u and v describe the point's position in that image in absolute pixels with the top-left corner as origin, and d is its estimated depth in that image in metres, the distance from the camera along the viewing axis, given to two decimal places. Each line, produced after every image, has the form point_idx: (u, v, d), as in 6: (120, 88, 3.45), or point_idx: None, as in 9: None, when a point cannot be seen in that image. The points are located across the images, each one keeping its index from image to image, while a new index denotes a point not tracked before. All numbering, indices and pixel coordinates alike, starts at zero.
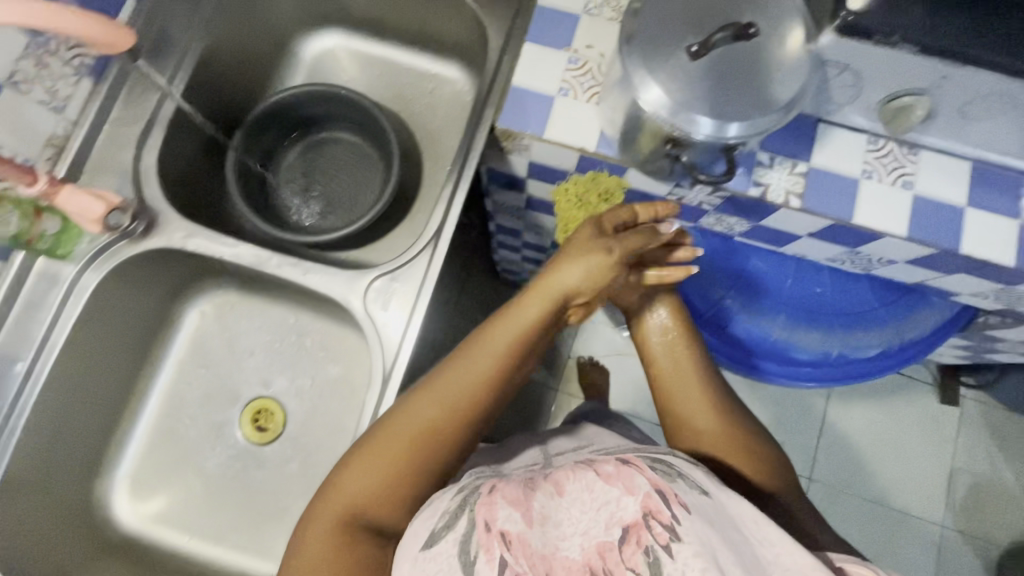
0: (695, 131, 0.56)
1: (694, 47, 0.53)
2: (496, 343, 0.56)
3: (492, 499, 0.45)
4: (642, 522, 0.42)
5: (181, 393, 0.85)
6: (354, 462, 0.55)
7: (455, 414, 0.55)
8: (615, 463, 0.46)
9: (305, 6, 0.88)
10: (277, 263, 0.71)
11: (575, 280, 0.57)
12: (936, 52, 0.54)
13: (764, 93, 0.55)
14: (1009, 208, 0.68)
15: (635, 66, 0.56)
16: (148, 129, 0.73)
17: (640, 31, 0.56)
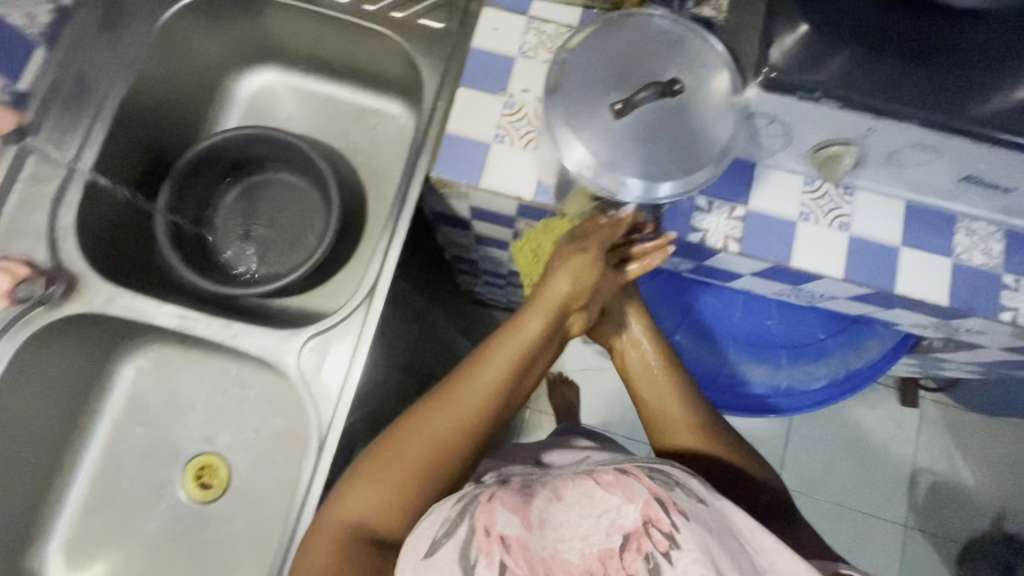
0: (617, 188, 0.54)
1: (617, 105, 0.53)
2: (502, 356, 0.56)
3: (491, 505, 0.42)
4: (643, 530, 0.40)
5: (118, 453, 0.82)
6: (358, 483, 0.52)
7: (466, 430, 0.53)
8: (614, 471, 0.44)
9: (235, 44, 0.84)
10: (205, 326, 0.69)
11: (564, 291, 0.60)
12: (861, 107, 0.53)
13: (687, 154, 0.55)
14: (942, 247, 0.69)
15: (559, 123, 0.55)
16: (63, 186, 0.69)
17: (563, 88, 0.56)
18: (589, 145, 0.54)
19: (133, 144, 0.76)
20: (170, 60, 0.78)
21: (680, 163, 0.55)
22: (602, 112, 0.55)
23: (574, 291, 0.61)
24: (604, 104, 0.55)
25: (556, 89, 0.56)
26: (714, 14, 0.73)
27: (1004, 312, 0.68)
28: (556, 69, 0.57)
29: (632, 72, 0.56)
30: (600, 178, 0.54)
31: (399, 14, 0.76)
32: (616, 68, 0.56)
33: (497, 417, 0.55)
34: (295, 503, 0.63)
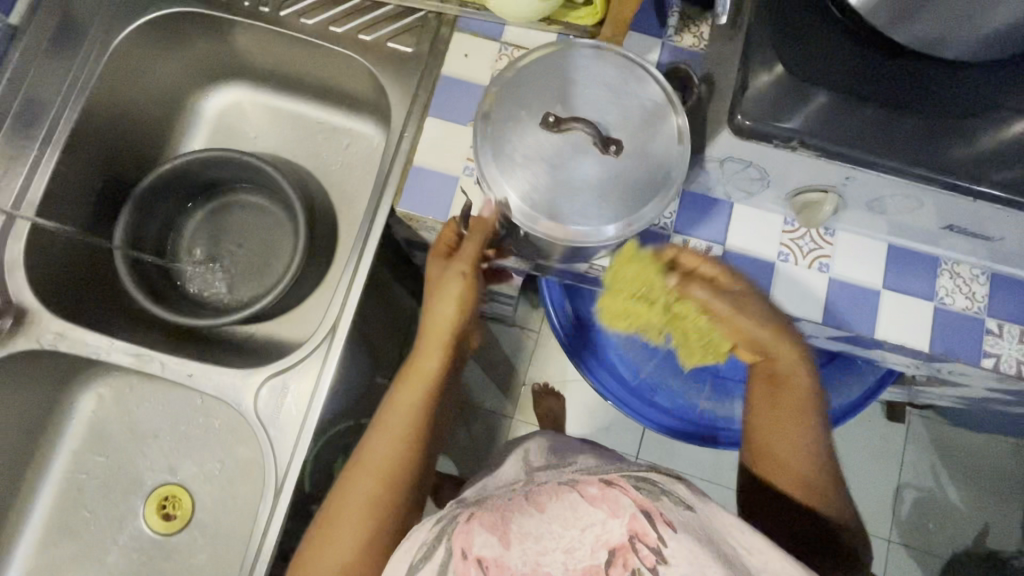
0: (546, 228, 0.52)
1: (549, 117, 0.51)
2: (406, 403, 0.56)
3: (470, 525, 0.42)
4: (629, 545, 0.37)
5: (78, 484, 0.80)
6: (311, 557, 0.52)
7: (392, 481, 0.53)
8: (599, 484, 0.41)
9: (198, 62, 0.81)
10: (161, 362, 0.66)
11: (449, 319, 0.57)
12: (837, 156, 0.51)
13: (621, 194, 0.52)
14: (925, 289, 0.67)
15: (485, 130, 0.53)
16: (12, 216, 0.67)
17: (495, 108, 0.53)
18: (517, 178, 0.52)
19: (88, 169, 0.74)
20: (129, 81, 0.75)
21: (613, 203, 0.52)
22: (536, 143, 0.52)
23: (457, 317, 0.58)
24: (535, 134, 0.52)
25: (486, 115, 0.53)
26: (693, 43, 0.70)
27: (987, 359, 0.66)
28: (508, 93, 0.55)
29: (565, 102, 0.53)
30: (528, 215, 0.52)
31: (368, 36, 0.73)
32: (556, 99, 0.53)
33: (418, 454, 0.55)
34: (250, 551, 0.62)
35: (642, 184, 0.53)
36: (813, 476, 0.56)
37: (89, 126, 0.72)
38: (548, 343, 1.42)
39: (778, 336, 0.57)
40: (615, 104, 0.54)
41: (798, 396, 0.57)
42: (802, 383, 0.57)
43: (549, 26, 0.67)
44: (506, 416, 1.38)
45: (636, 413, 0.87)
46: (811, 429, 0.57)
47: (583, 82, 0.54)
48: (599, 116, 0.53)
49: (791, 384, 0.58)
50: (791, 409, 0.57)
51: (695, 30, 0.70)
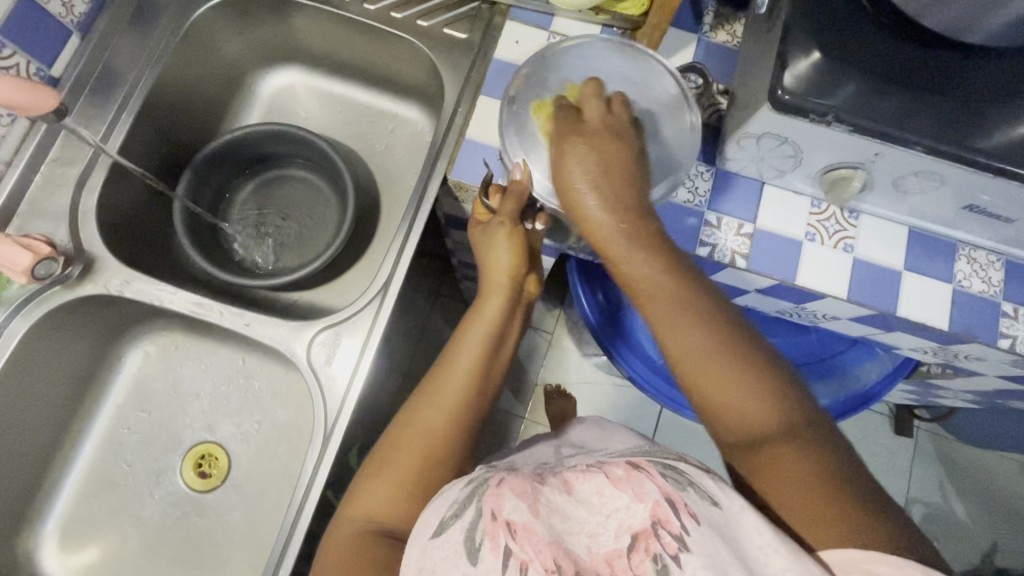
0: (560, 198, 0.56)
1: (572, 99, 0.57)
2: (470, 343, 0.59)
3: (500, 490, 0.42)
4: (651, 531, 0.38)
5: (119, 438, 0.82)
6: (365, 483, 0.55)
7: (454, 414, 0.56)
8: (626, 465, 0.42)
9: (261, 43, 0.87)
10: (220, 311, 0.70)
11: (506, 263, 0.60)
12: (869, 133, 0.56)
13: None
14: (944, 272, 0.70)
15: (513, 120, 0.59)
16: (88, 170, 0.71)
17: (520, 95, 0.60)
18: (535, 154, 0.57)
19: (156, 135, 0.79)
20: (197, 55, 0.80)
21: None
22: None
23: (515, 263, 0.61)
24: None
25: (513, 97, 0.60)
26: (727, 40, 0.76)
27: (1003, 339, 0.69)
28: (533, 71, 0.61)
29: (584, 90, 0.59)
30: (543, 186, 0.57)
31: (426, 22, 0.79)
32: (576, 86, 0.60)
33: (480, 392, 0.58)
34: (297, 494, 0.64)
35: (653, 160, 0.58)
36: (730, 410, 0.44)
37: (161, 96, 0.77)
38: (563, 341, 1.45)
39: (614, 222, 0.47)
40: (628, 90, 0.60)
41: (675, 295, 0.45)
42: (651, 285, 0.46)
43: (597, 15, 0.72)
44: (518, 413, 1.41)
45: (660, 390, 0.91)
46: (698, 327, 0.44)
47: (605, 69, 0.61)
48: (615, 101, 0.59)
49: (647, 295, 0.46)
50: (671, 322, 0.45)
51: (729, 28, 0.76)
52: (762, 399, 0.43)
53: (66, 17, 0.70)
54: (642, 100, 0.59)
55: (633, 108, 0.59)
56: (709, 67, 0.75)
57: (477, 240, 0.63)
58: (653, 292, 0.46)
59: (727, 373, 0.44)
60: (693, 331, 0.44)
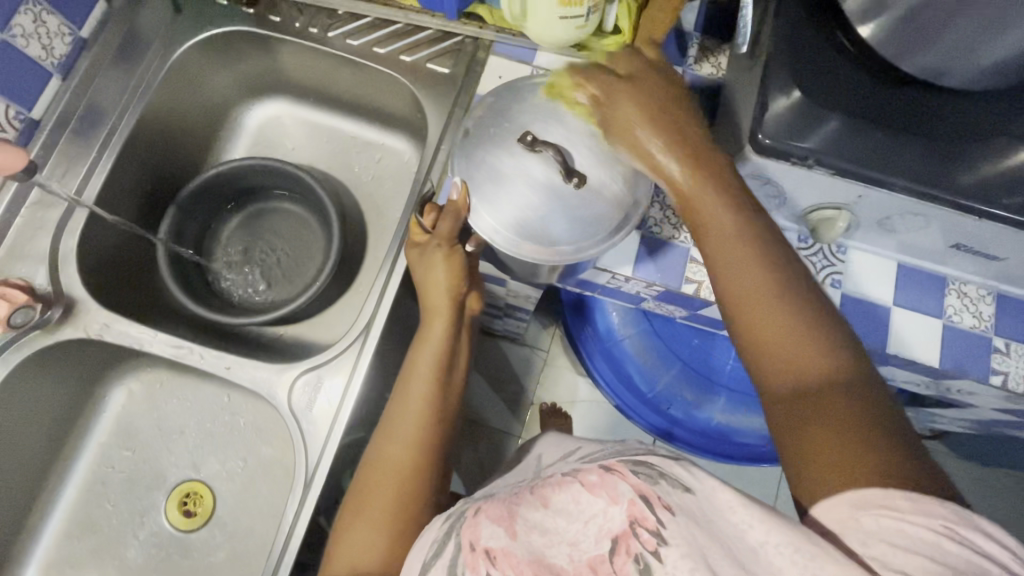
0: (506, 243, 0.54)
1: (527, 136, 0.52)
2: (420, 371, 0.58)
3: (477, 520, 0.42)
4: (630, 532, 0.36)
5: (102, 477, 0.81)
6: (347, 532, 0.54)
7: (417, 444, 0.56)
8: (598, 470, 0.40)
9: (247, 77, 0.86)
10: (200, 354, 0.70)
11: (445, 285, 0.60)
12: (850, 174, 0.55)
13: (579, 221, 0.53)
14: (934, 307, 0.69)
15: (466, 156, 0.55)
16: (69, 212, 0.71)
17: (472, 129, 0.56)
18: (484, 194, 0.54)
19: (139, 171, 0.79)
20: (182, 91, 0.80)
21: (568, 232, 0.53)
22: (511, 163, 0.53)
23: (456, 283, 0.60)
24: (510, 151, 0.53)
25: (468, 130, 0.56)
26: (712, 72, 0.75)
27: (995, 375, 0.68)
28: (486, 102, 0.57)
29: (545, 123, 0.53)
30: (488, 229, 0.54)
31: (408, 57, 0.78)
32: (539, 118, 0.54)
33: (441, 416, 0.58)
34: (278, 542, 0.63)
35: (597, 216, 0.53)
36: (776, 350, 0.44)
37: (143, 133, 0.77)
38: (557, 361, 1.44)
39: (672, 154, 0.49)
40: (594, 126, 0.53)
41: (756, 255, 0.46)
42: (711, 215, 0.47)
43: (580, 51, 0.72)
44: (513, 434, 1.39)
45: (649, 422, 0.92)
46: (767, 282, 0.45)
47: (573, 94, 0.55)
48: (575, 136, 0.53)
49: (696, 217, 0.48)
50: (725, 255, 0.47)
51: (714, 60, 0.75)
52: (808, 343, 0.43)
53: (47, 59, 0.69)
54: (603, 141, 0.53)
55: (590, 152, 0.53)
56: (694, 99, 0.74)
57: (415, 260, 0.63)
58: (733, 244, 0.46)
59: (785, 329, 0.44)
60: (749, 259, 0.46)
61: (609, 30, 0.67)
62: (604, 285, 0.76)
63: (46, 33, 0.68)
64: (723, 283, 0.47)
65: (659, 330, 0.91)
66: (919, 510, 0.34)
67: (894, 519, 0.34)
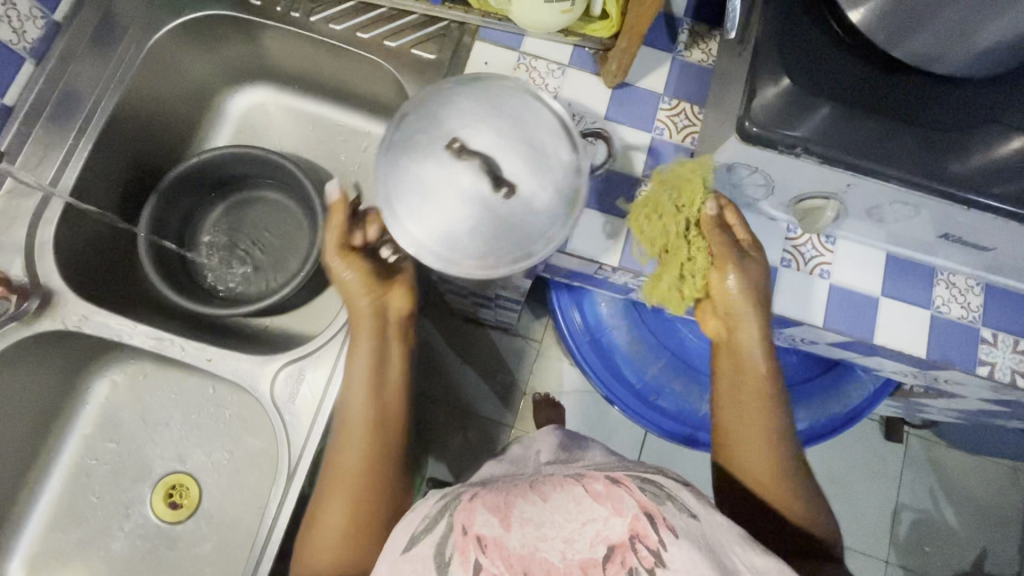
0: (432, 258, 0.53)
1: (455, 144, 0.50)
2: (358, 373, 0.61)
3: (473, 504, 0.41)
4: (628, 544, 0.36)
5: (87, 469, 0.81)
6: (311, 531, 0.57)
7: (370, 439, 0.59)
8: (605, 480, 0.40)
9: (229, 62, 0.85)
10: (181, 346, 0.69)
11: (358, 290, 0.61)
12: (839, 163, 0.54)
13: (506, 237, 0.52)
14: (922, 298, 0.69)
15: (394, 161, 0.53)
16: (45, 202, 0.69)
17: (405, 127, 0.54)
18: (410, 205, 0.53)
19: (117, 163, 0.77)
20: (162, 77, 0.78)
21: (497, 251, 0.53)
22: (437, 172, 0.51)
23: (369, 291, 0.62)
24: (437, 157, 0.51)
25: (399, 128, 0.54)
26: (702, 59, 0.74)
27: (982, 366, 0.68)
28: (426, 95, 0.55)
29: (471, 130, 0.51)
30: (414, 245, 0.53)
31: (393, 43, 0.76)
32: (467, 123, 0.52)
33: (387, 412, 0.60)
34: (261, 535, 0.63)
35: (526, 227, 0.53)
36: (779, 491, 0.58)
37: (121, 120, 0.75)
38: (550, 350, 1.43)
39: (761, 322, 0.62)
40: (524, 131, 0.52)
41: (772, 403, 0.60)
42: (765, 379, 0.61)
43: (567, 37, 0.70)
44: (505, 423, 1.39)
45: (638, 413, 0.92)
46: (779, 438, 0.59)
47: (506, 97, 0.53)
48: (507, 144, 0.51)
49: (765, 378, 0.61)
50: (762, 409, 0.60)
51: (704, 46, 0.74)
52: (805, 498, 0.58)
53: (18, 44, 0.67)
54: (533, 149, 0.52)
55: (519, 162, 0.51)
56: (684, 87, 0.73)
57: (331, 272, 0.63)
58: (757, 382, 0.61)
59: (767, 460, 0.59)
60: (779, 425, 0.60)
61: (596, 15, 0.66)
62: (590, 275, 0.75)
63: (16, 16, 0.66)
64: (747, 424, 0.60)
65: (649, 322, 0.92)
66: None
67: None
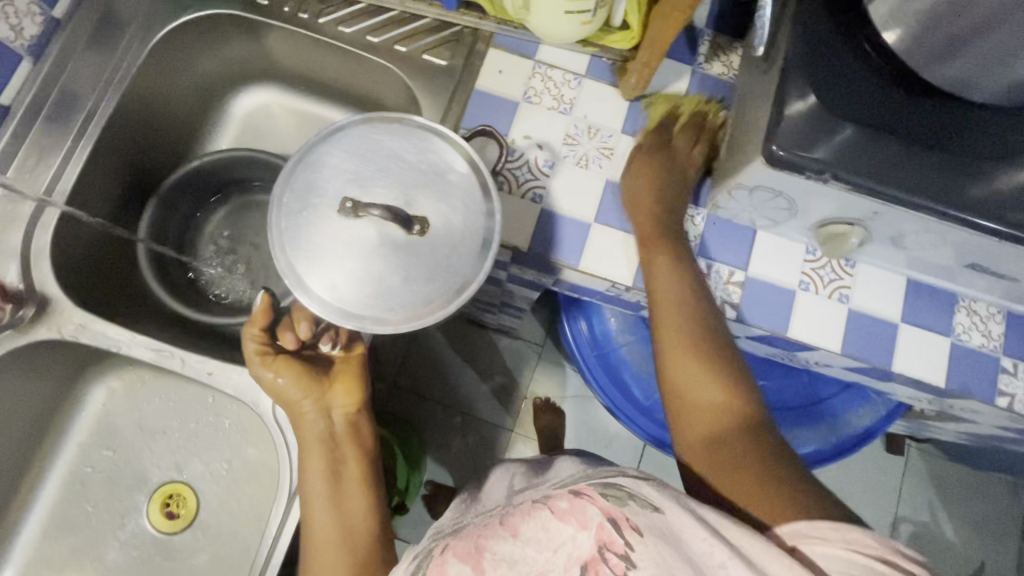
0: (357, 316, 0.55)
1: (348, 204, 0.53)
2: (312, 481, 0.60)
3: (443, 559, 0.43)
4: (598, 557, 0.37)
5: (81, 476, 0.79)
6: None
7: (339, 544, 0.58)
8: (569, 496, 0.41)
9: (233, 62, 0.82)
10: (181, 358, 0.67)
11: (292, 390, 0.62)
12: (868, 192, 0.52)
13: (434, 273, 0.55)
14: (942, 325, 0.67)
15: (290, 236, 0.56)
16: (41, 208, 0.67)
17: (290, 198, 0.56)
18: (320, 271, 0.55)
19: (116, 165, 0.75)
20: (163, 76, 0.75)
21: (430, 287, 0.55)
22: (341, 231, 0.55)
23: (305, 390, 0.62)
24: (337, 220, 0.55)
25: (280, 200, 0.57)
26: (722, 72, 0.72)
27: (1001, 397, 0.66)
28: (298, 160, 0.57)
29: (358, 189, 0.55)
30: (342, 310, 0.55)
31: (404, 48, 0.74)
32: (352, 183, 0.56)
33: (352, 510, 0.60)
34: (261, 555, 0.63)
35: (451, 251, 0.56)
36: (709, 391, 0.53)
37: (123, 122, 0.73)
38: (552, 356, 1.42)
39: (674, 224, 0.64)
40: (417, 178, 0.56)
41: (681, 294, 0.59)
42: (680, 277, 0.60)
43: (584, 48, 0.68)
44: (505, 428, 1.37)
45: (645, 430, 0.90)
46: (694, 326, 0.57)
47: (384, 145, 0.57)
48: (404, 190, 0.56)
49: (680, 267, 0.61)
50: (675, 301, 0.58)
51: (725, 58, 0.72)
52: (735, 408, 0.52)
53: (15, 41, 0.65)
54: (431, 191, 0.56)
55: (429, 197, 0.56)
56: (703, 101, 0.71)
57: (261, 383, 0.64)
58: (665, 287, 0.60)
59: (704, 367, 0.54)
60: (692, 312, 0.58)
61: (616, 26, 0.64)
62: (602, 292, 0.73)
63: (13, 13, 0.63)
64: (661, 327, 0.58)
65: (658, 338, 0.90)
66: (841, 535, 0.39)
67: (822, 547, 0.39)
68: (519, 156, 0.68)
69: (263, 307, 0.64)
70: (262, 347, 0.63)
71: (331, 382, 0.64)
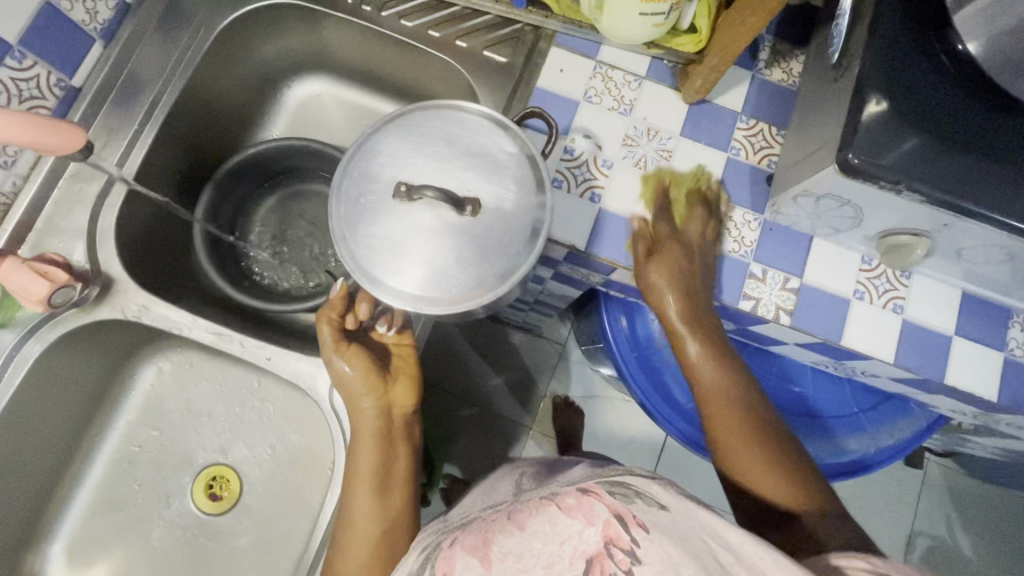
0: (418, 298, 0.53)
1: (402, 188, 0.52)
2: (360, 472, 0.61)
3: (452, 551, 0.36)
4: (604, 552, 0.30)
5: (129, 455, 0.80)
6: None
7: (376, 540, 0.59)
8: (576, 492, 0.34)
9: (290, 52, 0.83)
10: (239, 342, 0.69)
11: (358, 378, 0.63)
12: (942, 205, 0.52)
13: (481, 245, 0.54)
14: (995, 340, 0.67)
15: (347, 224, 0.55)
16: (106, 189, 0.68)
17: (346, 186, 0.56)
18: (380, 257, 0.54)
19: (176, 149, 0.76)
20: (223, 63, 0.76)
21: (483, 266, 0.54)
22: (396, 215, 0.54)
23: (370, 380, 0.63)
24: (392, 204, 0.54)
25: (337, 188, 0.56)
26: (782, 79, 0.72)
27: None
28: (354, 150, 0.57)
29: (406, 165, 0.55)
30: (389, 286, 0.54)
31: (465, 43, 0.75)
32: (405, 168, 0.55)
33: (393, 506, 0.61)
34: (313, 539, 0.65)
35: (503, 231, 0.54)
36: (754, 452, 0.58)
37: (186, 107, 0.74)
38: (576, 355, 1.42)
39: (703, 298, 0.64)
40: (466, 160, 0.55)
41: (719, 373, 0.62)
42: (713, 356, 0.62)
43: (649, 49, 0.68)
44: (525, 425, 1.38)
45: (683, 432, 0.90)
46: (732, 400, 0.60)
47: (430, 129, 0.57)
48: (455, 175, 0.55)
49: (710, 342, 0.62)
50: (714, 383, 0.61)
51: (785, 65, 0.72)
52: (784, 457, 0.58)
53: (88, 24, 0.66)
54: (475, 169, 0.55)
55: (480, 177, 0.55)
56: (762, 106, 0.71)
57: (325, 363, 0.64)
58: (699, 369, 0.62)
59: (745, 441, 0.58)
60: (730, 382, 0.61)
61: (684, 29, 0.64)
62: None
63: None
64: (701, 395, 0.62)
65: None
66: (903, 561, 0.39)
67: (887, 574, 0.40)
68: (578, 155, 0.69)
69: (341, 294, 0.64)
70: (337, 331, 0.64)
71: (395, 378, 0.65)
